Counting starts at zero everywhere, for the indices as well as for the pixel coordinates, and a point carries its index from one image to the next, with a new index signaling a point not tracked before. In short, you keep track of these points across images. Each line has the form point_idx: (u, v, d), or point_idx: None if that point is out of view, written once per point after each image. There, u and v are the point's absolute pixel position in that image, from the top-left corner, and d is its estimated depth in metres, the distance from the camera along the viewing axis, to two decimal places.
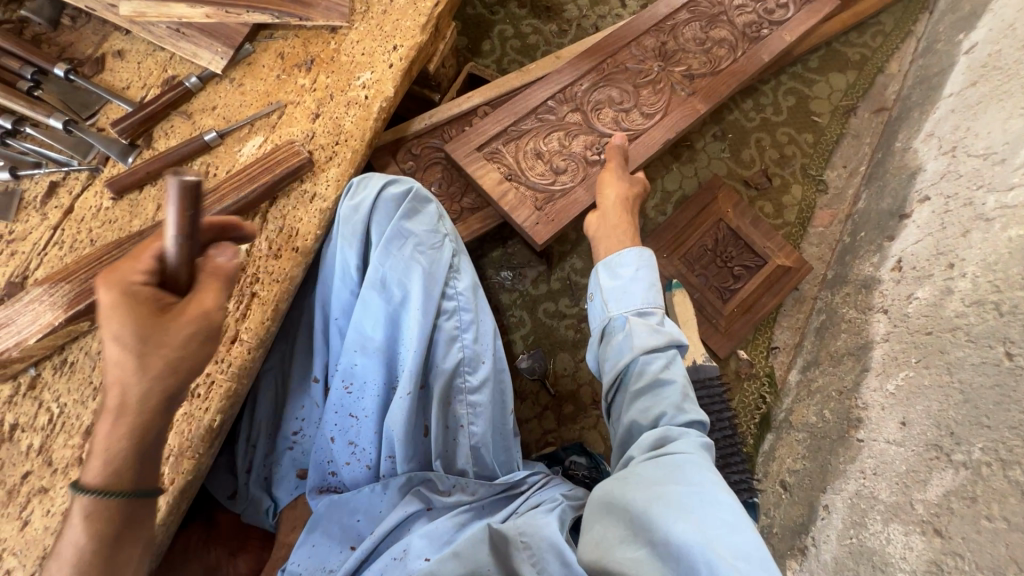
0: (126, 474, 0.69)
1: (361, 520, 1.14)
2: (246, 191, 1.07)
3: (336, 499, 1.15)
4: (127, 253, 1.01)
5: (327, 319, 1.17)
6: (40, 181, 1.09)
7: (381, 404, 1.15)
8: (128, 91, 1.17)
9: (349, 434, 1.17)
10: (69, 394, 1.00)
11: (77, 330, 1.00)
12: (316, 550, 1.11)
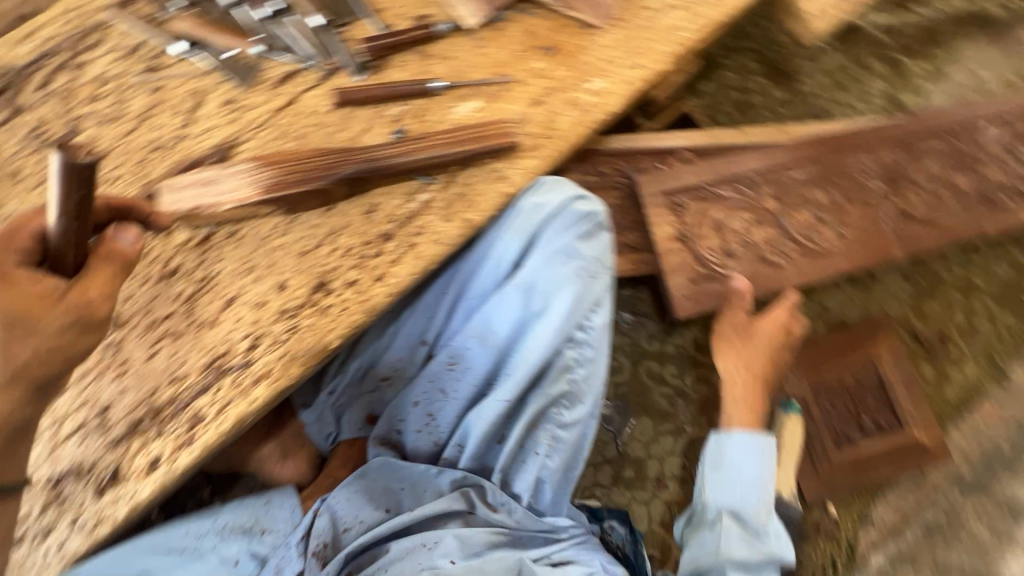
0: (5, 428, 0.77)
1: (405, 490, 1.17)
2: (449, 149, 1.09)
3: (392, 461, 1.17)
4: (327, 163, 1.05)
5: (458, 294, 1.16)
6: (281, 65, 1.17)
7: (474, 396, 1.15)
8: (383, 12, 1.20)
9: (433, 407, 1.18)
10: (226, 261, 1.07)
11: (258, 211, 1.05)
12: (354, 499, 1.13)
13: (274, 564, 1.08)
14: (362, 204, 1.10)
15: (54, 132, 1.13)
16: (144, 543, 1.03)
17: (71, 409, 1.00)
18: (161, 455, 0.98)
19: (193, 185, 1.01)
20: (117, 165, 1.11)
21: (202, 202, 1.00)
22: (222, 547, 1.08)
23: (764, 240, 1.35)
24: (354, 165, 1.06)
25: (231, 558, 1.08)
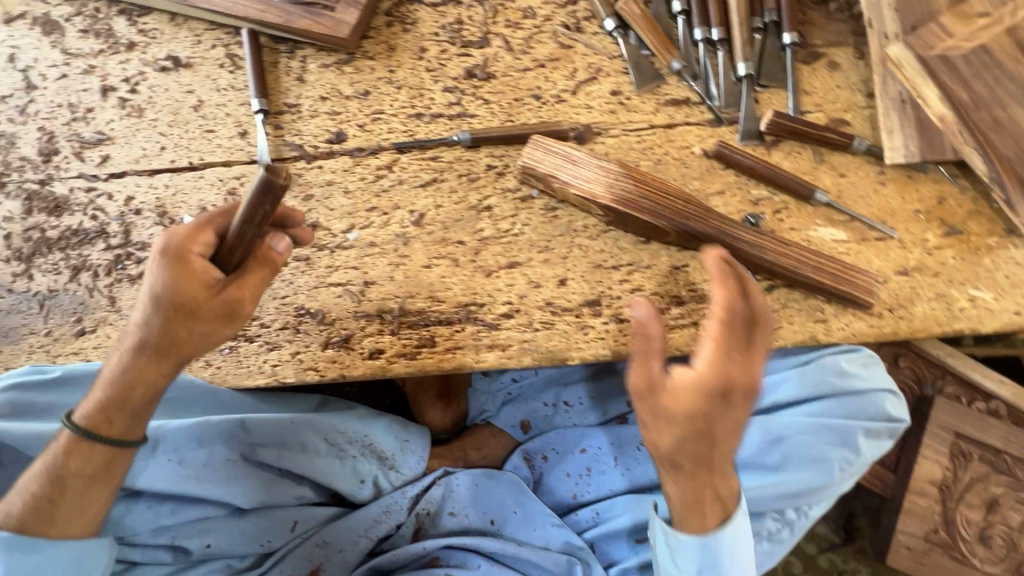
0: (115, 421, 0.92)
1: (516, 514, 1.16)
2: (800, 268, 0.97)
3: (522, 487, 1.17)
4: (685, 211, 0.98)
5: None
6: (682, 88, 1.13)
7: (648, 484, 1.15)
8: (806, 94, 1.12)
9: (599, 466, 1.17)
10: (531, 229, 1.08)
11: (588, 207, 1.05)
12: (475, 489, 1.18)
13: (385, 504, 1.12)
14: (675, 258, 1.05)
15: (466, 35, 1.20)
16: (316, 422, 1.09)
17: (346, 265, 1.08)
18: (386, 351, 1.03)
19: (557, 156, 1.02)
20: (496, 92, 1.16)
21: (557, 174, 1.01)
22: (360, 460, 1.13)
23: (1011, 546, 1.15)
24: (707, 228, 0.98)
25: (360, 474, 1.13)
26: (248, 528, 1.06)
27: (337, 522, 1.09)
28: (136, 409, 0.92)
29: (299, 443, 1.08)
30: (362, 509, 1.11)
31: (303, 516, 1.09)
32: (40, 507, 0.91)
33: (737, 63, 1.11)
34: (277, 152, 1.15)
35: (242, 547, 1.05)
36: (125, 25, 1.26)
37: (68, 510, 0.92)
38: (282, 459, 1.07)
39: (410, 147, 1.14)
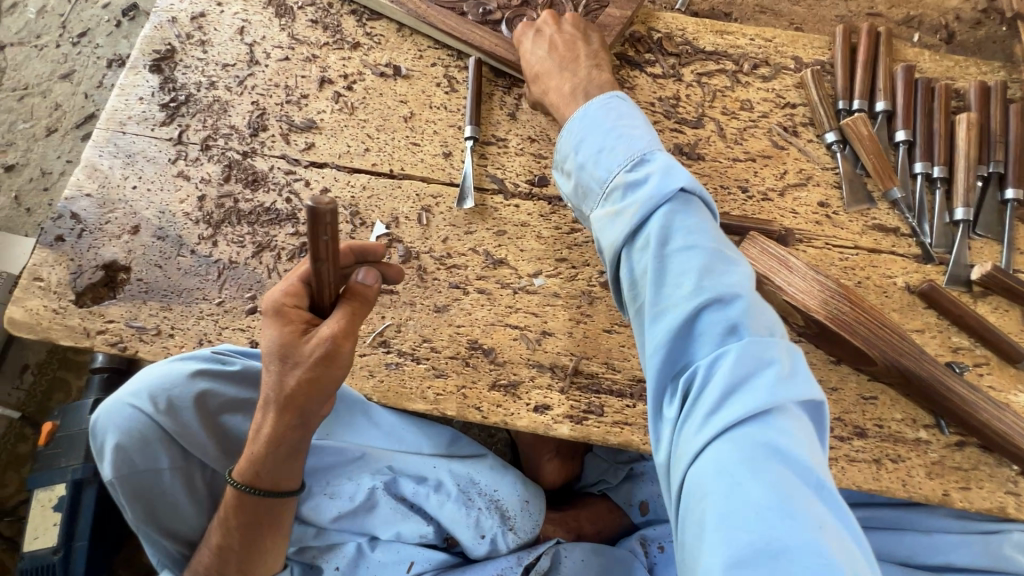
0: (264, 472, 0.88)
1: None
2: (1012, 438, 0.93)
3: (636, 568, 1.12)
4: (899, 347, 0.96)
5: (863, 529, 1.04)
6: (892, 216, 1.12)
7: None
8: (1021, 253, 1.09)
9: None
10: None
11: (789, 316, 1.02)
12: (585, 565, 1.12)
13: (499, 566, 1.07)
14: (864, 387, 1.01)
15: (682, 112, 1.21)
16: (453, 467, 1.08)
17: (526, 309, 1.06)
18: (552, 408, 1.00)
19: (772, 259, 1.00)
20: (703, 173, 1.16)
21: (770, 277, 0.99)
22: (485, 515, 1.08)
23: None
24: (922, 370, 0.95)
25: (481, 529, 1.08)
26: (376, 561, 1.04)
27: (454, 572, 1.07)
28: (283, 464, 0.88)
29: (436, 483, 1.07)
30: (476, 566, 1.08)
31: (420, 559, 1.06)
32: (224, 559, 0.94)
33: (955, 207, 1.10)
34: (477, 180, 1.16)
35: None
36: (353, 24, 1.29)
37: (250, 555, 0.93)
38: (417, 494, 1.06)
39: None
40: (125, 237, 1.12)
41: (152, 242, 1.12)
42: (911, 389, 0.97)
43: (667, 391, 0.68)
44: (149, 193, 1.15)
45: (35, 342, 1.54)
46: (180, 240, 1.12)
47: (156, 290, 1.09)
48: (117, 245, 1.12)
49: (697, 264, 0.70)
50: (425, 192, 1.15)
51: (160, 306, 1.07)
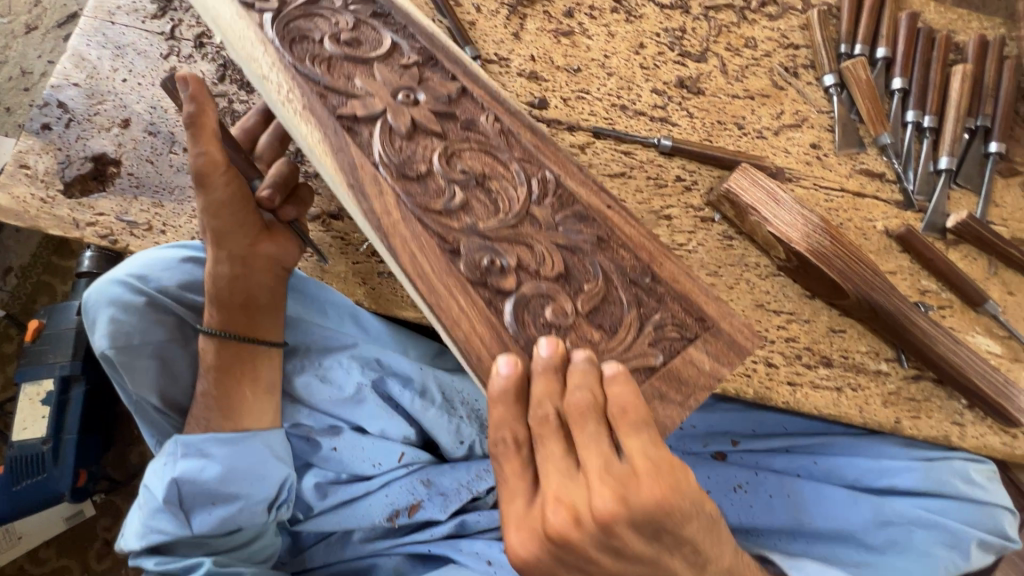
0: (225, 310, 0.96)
1: None
2: (971, 374, 0.98)
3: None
4: (871, 282, 0.99)
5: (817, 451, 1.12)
6: (879, 163, 1.15)
7: (738, 526, 1.09)
8: (995, 206, 1.13)
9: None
10: (706, 251, 1.09)
11: (772, 249, 1.05)
12: None
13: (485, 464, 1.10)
14: (833, 320, 1.07)
15: (687, 45, 1.20)
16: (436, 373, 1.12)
17: None
18: None
19: (761, 190, 1.01)
20: (702, 108, 1.17)
21: (758, 208, 1.01)
22: (468, 418, 1.12)
23: None
24: (889, 303, 0.98)
25: (461, 435, 1.11)
26: (365, 447, 1.07)
27: (441, 466, 1.10)
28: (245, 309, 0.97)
29: (421, 385, 1.10)
30: (461, 463, 1.10)
31: (410, 452, 1.09)
32: (215, 412, 0.98)
33: (940, 157, 1.13)
34: None
35: (358, 464, 1.07)
36: None
37: (235, 405, 0.97)
38: (404, 392, 1.09)
39: (607, 136, 1.14)
40: (115, 130, 1.10)
41: (143, 137, 1.10)
42: (880, 323, 1.01)
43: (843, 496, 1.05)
44: (139, 87, 1.12)
45: (21, 243, 1.53)
46: (172, 137, 1.10)
47: (147, 186, 1.08)
48: (106, 138, 1.10)
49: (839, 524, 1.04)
50: None
51: (151, 202, 1.07)
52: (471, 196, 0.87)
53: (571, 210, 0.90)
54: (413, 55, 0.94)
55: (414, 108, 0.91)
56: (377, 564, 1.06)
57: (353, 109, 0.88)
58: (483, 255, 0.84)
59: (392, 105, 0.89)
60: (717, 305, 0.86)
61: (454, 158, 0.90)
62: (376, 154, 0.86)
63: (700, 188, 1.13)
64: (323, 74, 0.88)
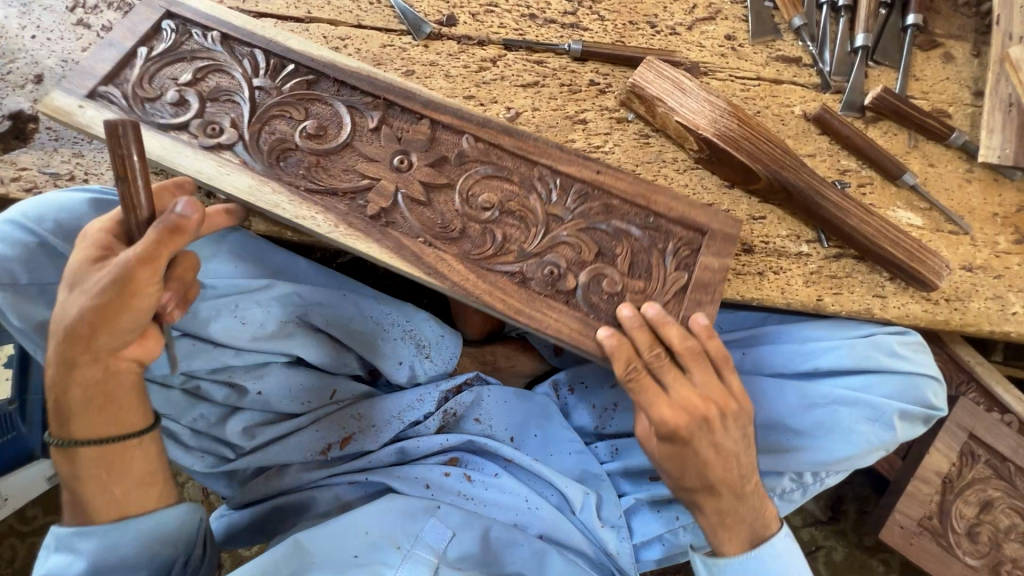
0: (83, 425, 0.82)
1: (535, 437, 1.18)
2: (882, 245, 1.00)
3: (550, 408, 1.21)
4: (782, 161, 1.00)
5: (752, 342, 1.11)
6: (795, 49, 1.13)
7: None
8: (915, 80, 1.12)
9: (626, 405, 1.20)
10: (623, 153, 1.10)
11: (684, 140, 1.06)
12: (502, 405, 1.19)
13: (419, 393, 1.15)
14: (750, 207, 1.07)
15: None
16: (360, 300, 1.13)
17: None
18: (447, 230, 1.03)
19: (667, 80, 1.03)
20: (612, 10, 1.15)
21: (664, 98, 1.03)
22: (403, 341, 1.14)
23: (996, 547, 1.15)
24: (798, 180, 1.00)
25: (397, 357, 1.15)
26: (291, 386, 1.10)
27: (373, 399, 1.14)
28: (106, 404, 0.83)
29: (347, 313, 1.12)
30: (395, 396, 1.14)
31: (342, 387, 1.14)
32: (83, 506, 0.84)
33: (856, 35, 1.11)
34: (384, 22, 1.15)
35: (285, 402, 1.09)
36: None
37: (101, 497, 0.83)
38: (331, 325, 1.10)
39: (518, 48, 1.14)
40: (29, 86, 1.11)
41: None
42: (794, 203, 1.03)
43: (790, 398, 1.04)
44: (49, 41, 1.13)
45: None
46: None
47: (67, 138, 1.09)
48: (22, 95, 1.11)
49: (792, 425, 1.04)
50: (332, 35, 1.14)
51: (71, 152, 1.09)
52: (505, 229, 0.99)
53: (576, 190, 0.99)
54: (372, 114, 1.02)
55: (414, 172, 1.00)
56: (318, 496, 1.10)
57: (375, 202, 0.99)
58: (539, 272, 0.97)
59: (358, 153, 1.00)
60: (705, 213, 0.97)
61: (471, 197, 1.00)
62: (422, 235, 0.98)
63: (614, 90, 1.13)
64: (325, 178, 0.99)
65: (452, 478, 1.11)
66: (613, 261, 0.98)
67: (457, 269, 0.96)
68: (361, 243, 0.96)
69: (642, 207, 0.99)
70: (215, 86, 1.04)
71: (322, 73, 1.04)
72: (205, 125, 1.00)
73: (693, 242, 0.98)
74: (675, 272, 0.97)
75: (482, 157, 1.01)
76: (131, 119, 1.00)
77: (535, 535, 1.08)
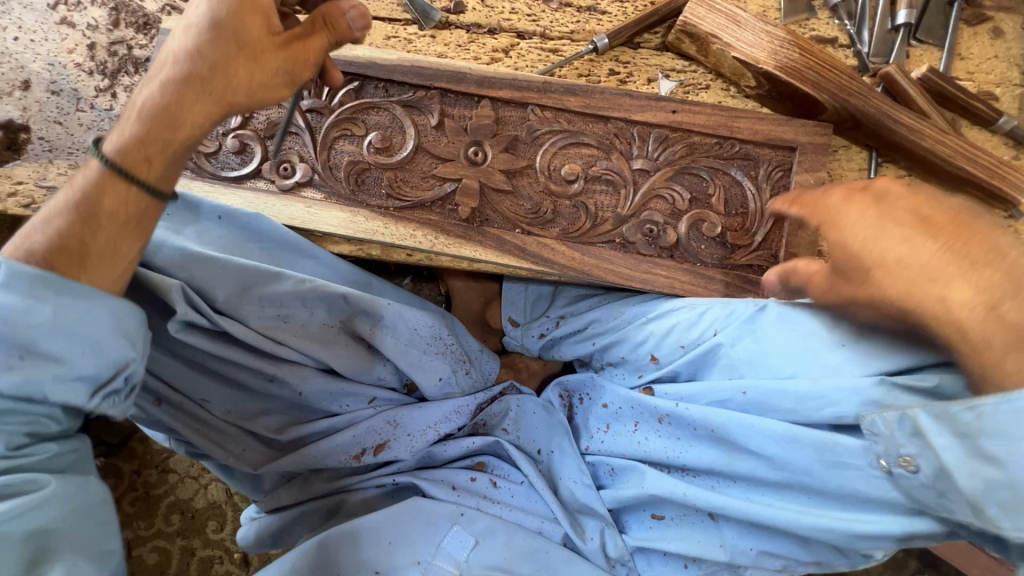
0: (172, 163, 0.78)
1: (555, 451, 1.12)
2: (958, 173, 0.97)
3: (574, 424, 1.16)
4: (848, 89, 0.97)
5: (743, 348, 0.97)
6: (830, 29, 1.06)
7: (666, 465, 1.01)
8: (961, 58, 1.04)
9: (616, 427, 1.09)
10: (646, 148, 1.08)
11: (743, 80, 1.04)
12: (531, 415, 1.17)
13: (456, 405, 1.11)
14: (778, 188, 1.06)
15: None
16: (406, 315, 1.06)
17: (453, 145, 1.07)
18: (492, 221, 1.06)
19: (721, 15, 1.00)
20: None
21: (718, 35, 1.00)
22: (439, 357, 1.09)
23: None
24: (867, 107, 0.97)
25: (435, 372, 1.09)
26: (326, 391, 1.04)
27: (412, 406, 1.10)
28: (159, 153, 0.76)
29: (392, 324, 1.05)
30: (434, 404, 1.10)
31: (382, 394, 1.10)
32: (60, 247, 0.71)
33: (898, 10, 1.02)
34: (387, 10, 1.08)
35: (325, 402, 1.05)
36: None
37: (109, 244, 0.74)
38: (370, 335, 1.04)
39: (531, 36, 1.09)
40: (17, 93, 1.05)
41: (47, 97, 1.05)
42: (863, 131, 1.01)
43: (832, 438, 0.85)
44: (33, 43, 1.06)
45: None
46: (76, 94, 1.05)
47: (61, 147, 1.04)
48: (9, 103, 1.05)
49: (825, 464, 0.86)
50: None
51: (67, 164, 1.04)
52: (596, 195, 1.07)
53: (656, 136, 1.07)
54: (434, 114, 1.07)
55: (489, 163, 1.07)
56: (346, 499, 1.07)
57: (466, 203, 1.06)
58: (639, 233, 1.06)
59: (450, 135, 1.07)
60: (792, 130, 1.04)
61: (553, 170, 1.08)
62: (520, 226, 1.06)
63: (638, 77, 1.09)
64: (410, 189, 1.06)
65: (478, 483, 1.10)
66: (708, 204, 1.07)
67: (562, 251, 1.05)
68: (465, 248, 1.05)
69: (724, 139, 1.06)
70: (265, 120, 1.06)
71: (364, 75, 1.06)
72: (277, 166, 1.06)
73: (784, 161, 1.05)
74: (772, 196, 1.06)
75: (550, 128, 1.07)
76: (204, 178, 1.06)
77: (560, 542, 1.04)
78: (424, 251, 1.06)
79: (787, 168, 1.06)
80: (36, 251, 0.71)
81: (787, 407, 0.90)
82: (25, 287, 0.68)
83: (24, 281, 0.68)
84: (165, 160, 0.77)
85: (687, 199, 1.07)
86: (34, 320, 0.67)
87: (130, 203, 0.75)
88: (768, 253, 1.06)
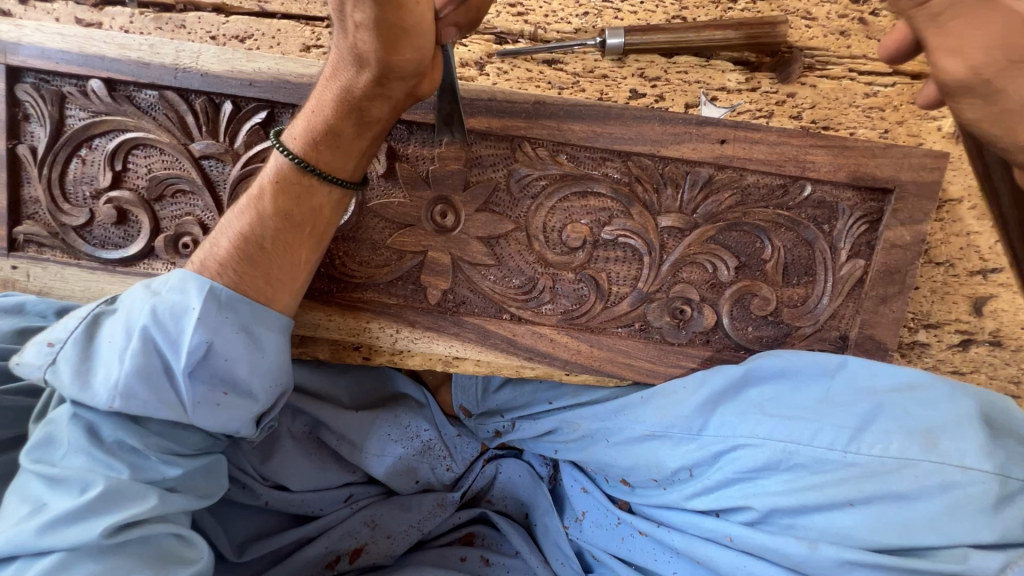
0: (314, 202, 0.68)
1: (544, 525, 0.96)
2: None
3: (557, 490, 1.00)
4: None
5: (720, 486, 0.75)
6: None
7: (649, 571, 0.86)
8: None
9: (595, 517, 0.91)
10: (679, 200, 0.76)
11: None
12: (518, 479, 1.01)
13: (438, 497, 0.95)
14: (856, 254, 0.77)
15: None
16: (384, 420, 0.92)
17: (412, 203, 0.76)
18: (472, 303, 0.80)
19: None
20: None
21: None
22: (418, 457, 0.94)
23: None
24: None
25: (412, 474, 0.95)
26: (287, 502, 0.88)
27: (391, 502, 0.94)
28: (348, 141, 0.66)
29: (357, 437, 0.90)
30: (415, 500, 0.94)
31: (358, 488, 0.93)
32: (246, 260, 0.67)
33: None
34: (301, 3, 0.76)
35: (294, 506, 0.89)
36: None
37: (285, 279, 0.69)
38: (339, 447, 0.90)
39: (516, 38, 0.76)
40: None
41: None
42: None
43: None
44: None
45: None
46: None
47: None
48: None
49: None
50: (221, 32, 0.76)
51: None
52: (611, 264, 0.78)
53: (693, 180, 0.75)
54: (383, 160, 0.75)
55: (466, 228, 0.77)
56: None
57: (436, 286, 0.79)
58: (666, 315, 0.79)
59: (410, 186, 0.76)
60: (888, 166, 0.74)
61: (553, 232, 0.78)
62: (509, 311, 0.80)
63: (672, 101, 0.77)
64: (356, 269, 0.78)
65: (468, 565, 0.92)
66: (761, 270, 0.78)
67: (563, 341, 0.80)
68: (437, 343, 0.80)
69: (790, 182, 0.75)
70: (146, 172, 0.76)
71: (273, 100, 0.73)
72: (174, 241, 0.77)
73: (871, 211, 0.76)
74: (848, 260, 0.77)
75: (544, 172, 0.75)
76: (79, 260, 0.77)
77: None
78: (386, 348, 0.81)
79: (874, 219, 0.76)
80: (221, 258, 0.67)
81: (781, 562, 0.70)
82: (240, 319, 0.66)
83: (240, 315, 0.66)
84: (354, 133, 0.66)
85: (740, 267, 0.78)
86: (251, 362, 0.66)
87: (322, 215, 0.69)
88: (835, 334, 0.79)
